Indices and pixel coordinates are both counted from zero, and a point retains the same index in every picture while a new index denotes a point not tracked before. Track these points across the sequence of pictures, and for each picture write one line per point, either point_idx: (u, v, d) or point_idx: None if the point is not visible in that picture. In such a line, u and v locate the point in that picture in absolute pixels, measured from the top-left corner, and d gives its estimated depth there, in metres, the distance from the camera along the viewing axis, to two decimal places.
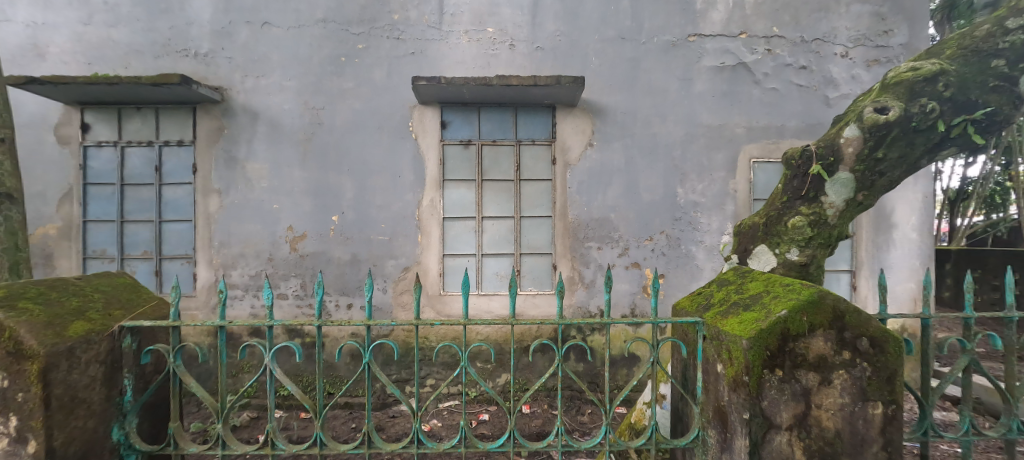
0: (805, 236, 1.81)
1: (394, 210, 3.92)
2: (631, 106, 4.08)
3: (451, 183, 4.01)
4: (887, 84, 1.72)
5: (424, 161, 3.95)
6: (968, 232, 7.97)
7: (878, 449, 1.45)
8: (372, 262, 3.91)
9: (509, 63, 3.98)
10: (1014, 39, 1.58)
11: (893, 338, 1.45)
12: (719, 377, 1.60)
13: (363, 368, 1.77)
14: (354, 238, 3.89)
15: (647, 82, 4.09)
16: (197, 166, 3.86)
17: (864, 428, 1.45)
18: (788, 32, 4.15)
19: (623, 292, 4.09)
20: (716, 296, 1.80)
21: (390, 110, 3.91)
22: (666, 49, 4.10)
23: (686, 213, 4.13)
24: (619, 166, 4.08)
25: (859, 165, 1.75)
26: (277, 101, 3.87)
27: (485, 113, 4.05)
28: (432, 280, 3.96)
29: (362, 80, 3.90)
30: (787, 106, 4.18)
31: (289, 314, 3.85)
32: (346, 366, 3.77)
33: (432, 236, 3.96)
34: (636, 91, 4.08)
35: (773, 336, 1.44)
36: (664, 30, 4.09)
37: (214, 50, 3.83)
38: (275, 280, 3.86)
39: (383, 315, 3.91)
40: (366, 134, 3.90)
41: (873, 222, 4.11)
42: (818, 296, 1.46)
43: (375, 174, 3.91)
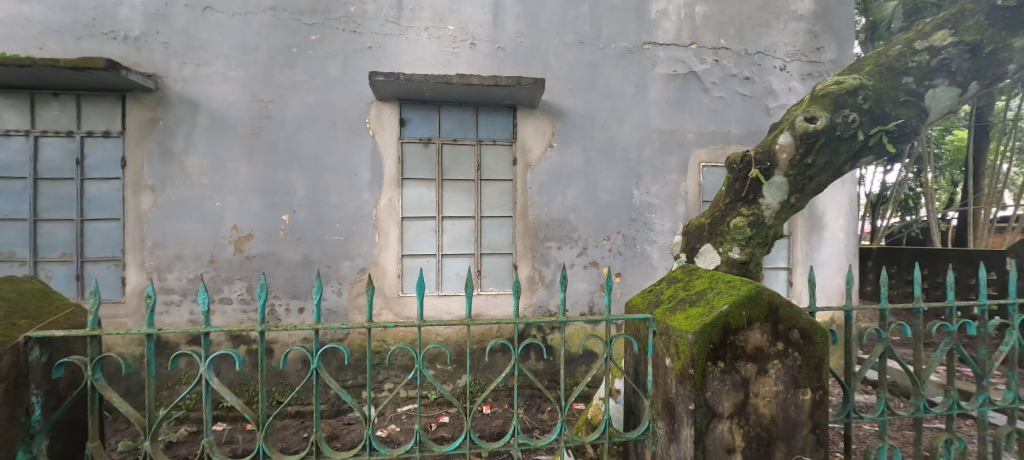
0: (745, 236, 1.94)
1: (350, 209, 3.83)
2: (589, 109, 4.19)
3: (409, 182, 3.96)
4: (816, 96, 1.86)
5: (381, 159, 3.88)
6: (886, 233, 8.74)
7: (807, 432, 1.57)
8: (326, 263, 3.80)
9: (470, 62, 3.98)
10: (920, 60, 1.76)
11: (820, 330, 1.58)
12: (668, 371, 1.68)
13: (311, 375, 1.73)
14: (306, 238, 3.77)
15: (603, 86, 4.21)
16: (127, 160, 3.61)
17: (796, 412, 1.57)
18: (733, 45, 4.40)
19: (581, 290, 4.19)
20: (665, 293, 1.87)
21: (346, 105, 3.82)
22: (622, 55, 4.23)
23: (642, 213, 4.29)
24: (578, 167, 4.17)
25: (792, 170, 1.88)
26: (220, 92, 3.69)
27: (444, 112, 4.02)
28: (390, 282, 3.90)
29: (315, 73, 3.78)
30: (732, 114, 4.43)
31: (233, 320, 3.68)
32: (297, 373, 3.64)
33: (390, 236, 3.90)
34: (595, 94, 4.19)
35: (715, 331, 1.53)
36: (621, 36, 4.23)
37: (148, 33, 3.60)
38: (217, 284, 3.67)
39: (337, 318, 3.82)
40: (319, 129, 3.79)
41: (807, 222, 4.42)
42: (755, 292, 1.57)
43: (330, 172, 3.81)
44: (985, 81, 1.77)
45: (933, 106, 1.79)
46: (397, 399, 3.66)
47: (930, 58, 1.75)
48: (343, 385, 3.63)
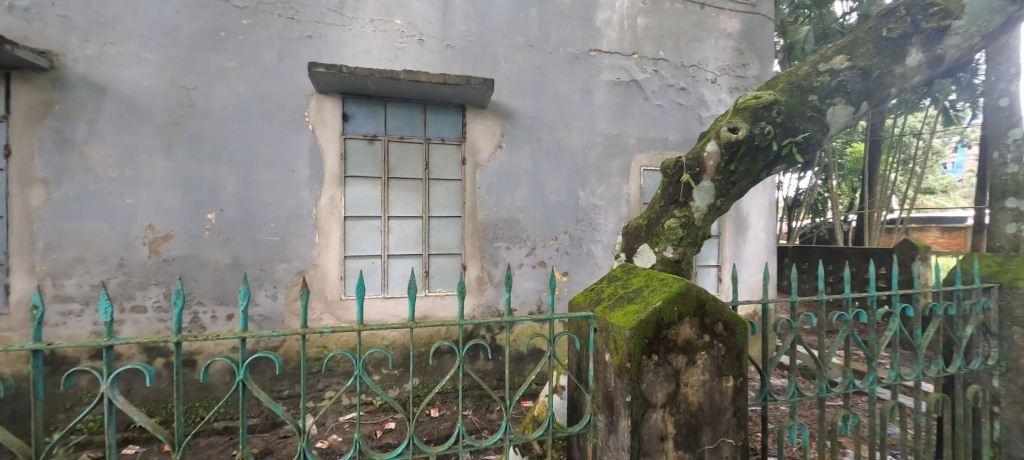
0: (677, 236, 2.07)
1: (286, 207, 3.68)
2: (538, 111, 4.28)
3: (353, 180, 3.86)
4: (738, 108, 2.00)
5: (322, 155, 3.76)
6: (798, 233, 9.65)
7: (730, 416, 1.72)
8: (258, 266, 3.62)
9: (418, 58, 3.95)
10: (822, 80, 1.97)
11: (741, 322, 1.74)
12: (607, 366, 1.76)
13: (236, 387, 1.58)
14: (235, 239, 3.57)
15: (552, 89, 4.32)
16: (11, 148, 3.19)
17: (720, 398, 1.72)
18: (671, 56, 4.67)
19: (530, 290, 4.28)
20: (606, 291, 1.95)
21: (282, 97, 3.67)
22: (569, 60, 4.37)
23: (587, 214, 4.45)
24: (526, 168, 4.26)
25: (718, 176, 2.01)
26: (131, 76, 3.40)
27: (391, 108, 3.95)
28: (332, 285, 3.79)
29: (246, 61, 3.60)
30: (669, 121, 4.71)
31: (148, 329, 3.42)
32: (224, 386, 3.45)
33: (331, 236, 3.79)
34: (543, 97, 4.29)
35: (651, 326, 1.64)
36: (568, 42, 4.36)
37: (40, 4, 3.22)
38: (129, 290, 3.38)
39: (272, 324, 3.64)
40: (251, 122, 3.61)
41: (735, 224, 4.78)
42: (685, 288, 1.69)
43: (264, 168, 3.63)
44: (876, 102, 2.00)
45: (833, 122, 1.98)
46: (339, 407, 3.55)
47: (830, 79, 1.97)
48: (278, 396, 3.49)
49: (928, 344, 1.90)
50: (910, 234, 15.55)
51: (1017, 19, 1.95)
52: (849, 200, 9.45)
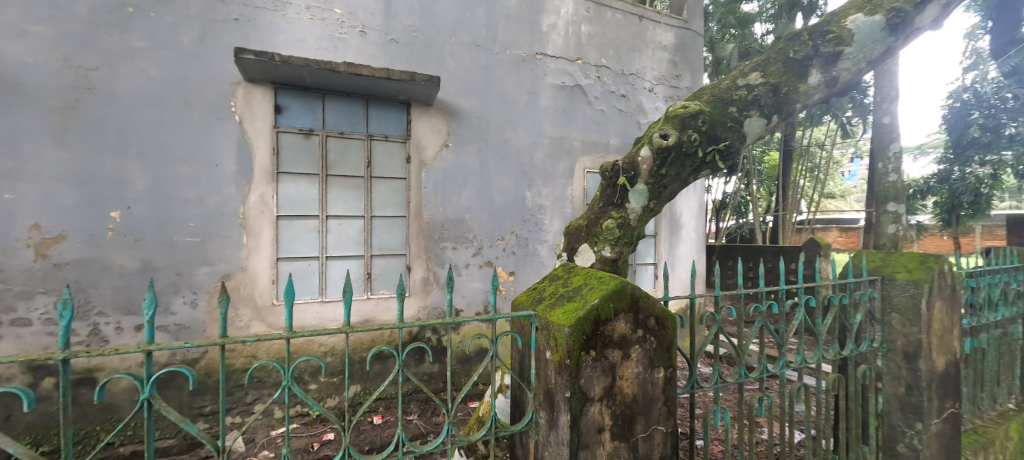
0: (614, 235, 2.18)
1: (207, 205, 3.41)
2: (484, 111, 4.33)
3: (286, 177, 3.68)
4: (668, 116, 2.13)
5: (251, 149, 3.54)
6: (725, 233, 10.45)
7: (660, 403, 1.77)
8: (175, 270, 3.32)
9: (359, 50, 3.84)
10: (740, 94, 2.17)
11: (672, 316, 1.77)
12: (548, 364, 1.67)
13: (139, 409, 1.26)
14: (146, 240, 3.24)
15: (498, 89, 4.39)
16: None
17: (652, 389, 1.74)
18: (612, 64, 4.94)
19: (477, 290, 4.32)
20: (547, 289, 1.85)
21: (204, 84, 3.40)
22: (516, 62, 4.46)
23: (533, 215, 4.57)
24: (473, 168, 4.29)
25: (651, 179, 2.14)
26: (12, 50, 2.95)
27: (330, 102, 3.82)
28: (262, 289, 3.59)
29: (160, 41, 3.28)
30: (610, 125, 4.99)
31: (35, 345, 2.98)
32: (130, 405, 3.17)
33: (261, 237, 3.59)
34: (489, 97, 4.35)
35: (586, 323, 1.60)
36: (515, 44, 4.45)
37: None
38: (8, 302, 2.93)
39: (191, 334, 3.36)
40: (166, 110, 3.29)
41: (671, 223, 5.10)
42: (619, 286, 1.67)
43: (182, 161, 3.34)
44: (785, 115, 2.21)
45: (749, 132, 2.17)
46: (272, 421, 3.40)
47: (747, 93, 2.17)
48: (199, 413, 3.28)
49: (826, 331, 2.15)
50: (815, 235, 17.38)
51: (895, 49, 2.22)
52: (767, 203, 10.36)
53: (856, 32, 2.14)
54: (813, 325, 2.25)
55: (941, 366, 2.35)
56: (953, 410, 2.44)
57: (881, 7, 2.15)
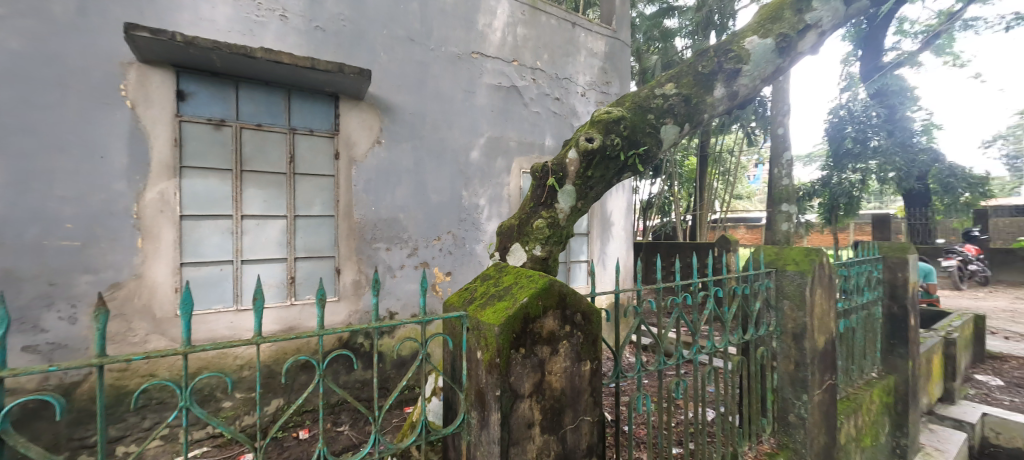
0: (544, 235, 2.24)
1: (90, 204, 2.98)
2: (419, 108, 4.28)
3: (191, 172, 3.32)
4: (594, 120, 2.21)
5: (146, 140, 3.16)
6: (654, 230, 11.34)
7: (587, 397, 1.54)
8: (48, 279, 2.86)
9: (279, 37, 3.56)
10: (658, 104, 2.31)
11: (597, 309, 1.57)
12: (479, 367, 1.33)
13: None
14: (8, 244, 2.75)
15: (434, 86, 4.36)
16: None
17: (579, 383, 1.52)
18: (547, 68, 5.19)
19: (413, 292, 4.27)
20: (478, 289, 1.52)
21: (85, 65, 2.97)
22: (452, 60, 4.47)
23: (470, 214, 4.63)
24: (408, 167, 4.22)
25: (578, 180, 2.24)
26: None
27: (244, 91, 3.53)
28: (161, 298, 3.21)
29: (25, 10, 2.79)
30: (545, 126, 5.23)
31: None
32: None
33: (161, 239, 3.21)
34: (424, 94, 4.31)
35: (517, 323, 1.30)
36: (452, 42, 4.45)
37: None
38: None
39: (68, 354, 2.90)
40: (35, 92, 2.83)
41: (602, 222, 5.41)
42: (549, 283, 1.41)
43: (57, 152, 2.89)
44: (696, 123, 2.36)
45: (664, 138, 2.30)
46: (178, 445, 3.13)
47: (663, 103, 2.31)
48: (82, 443, 2.92)
49: (732, 318, 2.37)
50: (727, 231, 19.25)
51: (783, 69, 2.47)
52: (686, 203, 11.22)
53: (752, 52, 2.35)
54: (721, 313, 2.48)
55: (821, 345, 2.70)
56: (830, 382, 2.79)
57: (771, 31, 2.37)
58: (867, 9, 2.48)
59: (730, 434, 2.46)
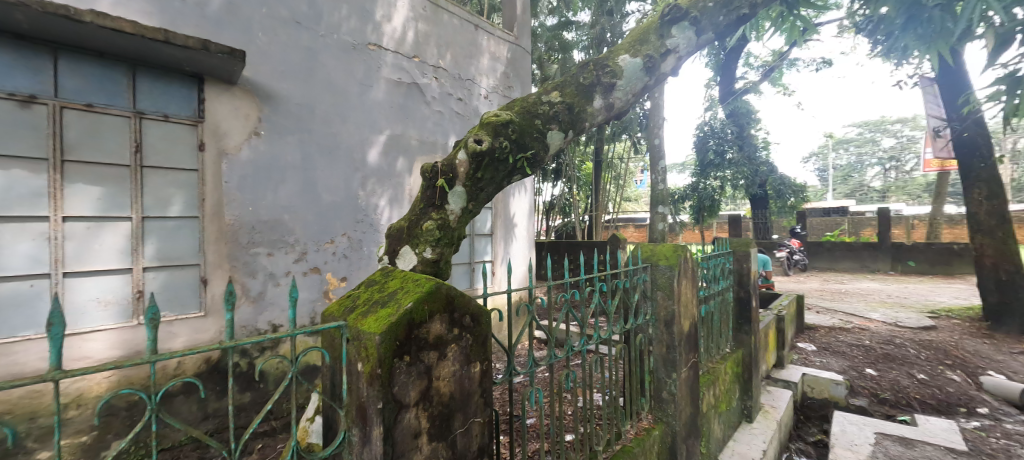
0: (434, 237, 1.98)
1: None
2: (306, 98, 3.95)
3: None
4: (482, 122, 2.05)
5: None
6: (556, 230, 11.96)
7: (478, 398, 1.54)
8: None
9: (119, 2, 3.01)
10: (543, 110, 2.26)
11: (487, 310, 1.56)
12: (360, 379, 1.25)
13: None
14: None
15: (325, 74, 4.08)
16: None
17: (469, 385, 1.50)
18: (449, 67, 5.25)
19: (301, 301, 3.92)
20: (361, 296, 1.43)
21: None
22: (345, 49, 4.24)
23: (368, 216, 4.43)
24: (293, 162, 3.86)
25: (468, 182, 2.04)
26: None
27: (67, 63, 2.93)
28: None
29: None
30: (447, 125, 5.27)
31: None
32: None
33: None
34: (312, 83, 3.99)
35: (401, 330, 1.25)
36: (344, 30, 4.21)
37: None
38: None
39: None
40: None
41: (504, 223, 5.96)
42: (436, 287, 1.37)
43: None
44: (579, 131, 2.37)
45: (551, 144, 2.25)
46: None
47: (548, 109, 2.27)
48: None
49: (615, 310, 2.56)
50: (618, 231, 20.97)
51: (650, 88, 2.59)
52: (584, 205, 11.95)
53: (625, 69, 2.46)
54: (606, 306, 2.64)
55: (687, 329, 3.04)
56: (694, 360, 3.15)
57: (640, 51, 2.52)
58: (716, 40, 2.75)
59: (615, 415, 2.64)
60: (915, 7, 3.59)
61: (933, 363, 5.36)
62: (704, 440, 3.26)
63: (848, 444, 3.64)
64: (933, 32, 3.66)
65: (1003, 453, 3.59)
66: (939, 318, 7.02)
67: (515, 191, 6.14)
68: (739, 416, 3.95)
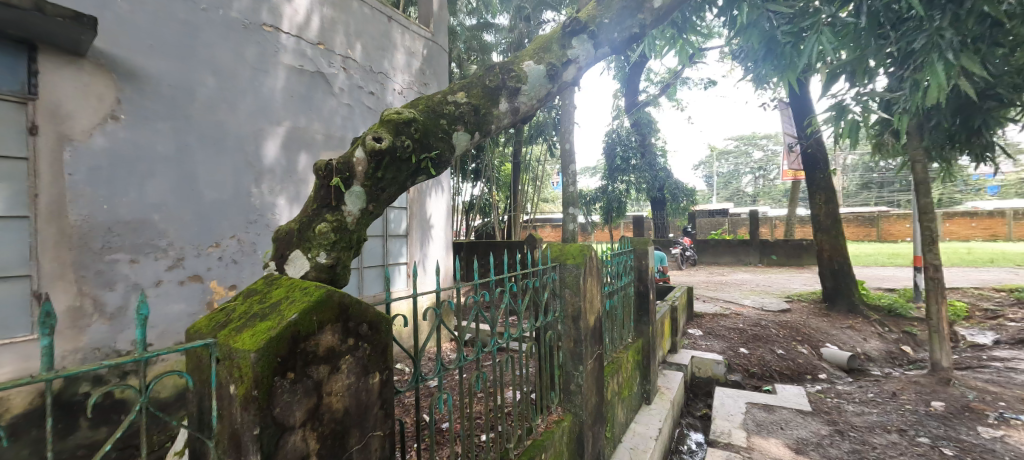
0: (329, 240, 1.83)
1: None
2: (183, 80, 3.48)
3: None
4: (383, 120, 1.95)
5: None
6: (474, 229, 11.96)
7: (378, 411, 1.45)
8: None
9: None
10: (448, 110, 2.21)
11: (386, 318, 1.47)
12: (232, 404, 1.11)
13: None
14: None
15: (207, 54, 3.63)
16: None
17: (367, 398, 1.41)
18: (359, 58, 4.99)
19: (176, 314, 3.45)
20: (237, 310, 1.27)
21: None
22: (234, 28, 3.82)
23: (262, 215, 4.04)
24: (166, 153, 3.38)
25: (368, 182, 1.92)
26: None
27: None
28: None
29: None
30: (356, 120, 4.99)
31: None
32: None
33: None
34: (191, 63, 3.53)
35: (282, 346, 1.13)
36: (232, 6, 3.80)
37: None
38: None
39: None
40: None
41: (421, 224, 5.83)
42: (326, 295, 1.26)
43: None
44: (485, 134, 2.36)
45: (456, 145, 2.22)
46: None
47: (454, 110, 2.23)
48: None
49: (525, 309, 2.57)
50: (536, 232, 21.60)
51: (554, 96, 2.67)
52: (503, 205, 12.11)
53: (529, 75, 2.50)
54: (516, 306, 2.65)
55: (592, 323, 3.18)
56: (599, 352, 3.30)
57: (543, 59, 2.58)
58: (612, 54, 2.86)
59: (526, 411, 2.68)
60: (771, 42, 4.18)
61: (787, 339, 6.28)
62: (609, 426, 3.44)
63: (725, 415, 4.08)
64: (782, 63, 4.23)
65: (836, 409, 4.28)
66: (792, 301, 8.20)
67: (430, 190, 6.01)
68: (640, 400, 4.23)
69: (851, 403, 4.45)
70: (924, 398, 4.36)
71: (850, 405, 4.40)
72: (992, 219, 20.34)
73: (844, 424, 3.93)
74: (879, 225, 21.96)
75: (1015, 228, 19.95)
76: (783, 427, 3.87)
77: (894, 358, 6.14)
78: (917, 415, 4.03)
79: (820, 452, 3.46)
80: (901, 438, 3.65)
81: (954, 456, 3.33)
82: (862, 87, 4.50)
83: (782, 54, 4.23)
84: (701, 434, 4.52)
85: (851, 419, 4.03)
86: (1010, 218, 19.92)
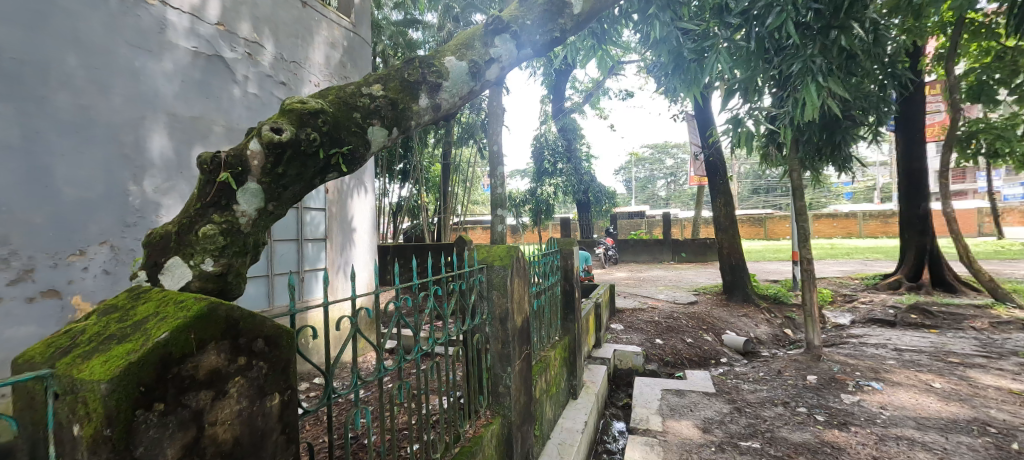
0: (217, 245, 1.57)
1: None
2: (36, 55, 2.95)
3: None
4: (284, 110, 1.76)
5: None
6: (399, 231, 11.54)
7: (278, 437, 1.27)
8: None
9: None
10: (362, 103, 2.04)
11: (286, 332, 1.28)
12: (76, 449, 0.91)
13: None
14: None
15: (69, 25, 3.11)
16: None
17: (264, 424, 1.23)
18: (267, 44, 4.56)
19: (24, 337, 2.91)
20: (88, 331, 1.06)
21: None
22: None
23: (144, 217, 3.54)
24: (11, 142, 2.84)
25: (266, 178, 1.71)
26: None
27: None
28: None
29: None
30: (264, 111, 4.57)
31: None
32: None
33: None
34: (47, 35, 3.01)
35: (147, 371, 0.94)
36: None
37: None
38: None
39: None
40: None
41: (341, 227, 5.49)
42: (208, 309, 1.07)
43: None
44: (404, 130, 2.22)
45: (373, 141, 2.06)
46: None
47: (369, 103, 2.07)
48: None
49: (452, 314, 2.43)
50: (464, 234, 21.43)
51: (477, 94, 2.59)
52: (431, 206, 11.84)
53: (451, 71, 2.42)
54: (441, 310, 2.51)
55: (519, 323, 3.14)
56: (527, 351, 3.28)
57: (465, 55, 2.50)
58: (535, 56, 2.85)
59: (452, 417, 2.57)
60: (679, 58, 4.45)
61: (695, 329, 6.76)
62: (537, 424, 3.42)
63: (643, 402, 4.26)
64: (686, 76, 4.54)
65: (735, 388, 4.65)
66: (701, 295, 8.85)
67: (352, 191, 5.67)
68: (567, 395, 4.28)
69: (746, 382, 4.86)
70: (802, 372, 4.88)
71: (746, 383, 4.81)
72: (849, 219, 23.72)
73: (741, 402, 4.27)
74: (766, 225, 24.66)
75: (865, 227, 23.43)
76: (692, 409, 4.12)
77: (778, 340, 6.90)
78: (797, 388, 4.50)
79: (722, 429, 3.71)
80: (785, 410, 4.04)
81: (825, 421, 3.74)
82: (753, 104, 4.92)
83: (688, 69, 4.49)
84: (623, 423, 4.70)
85: (746, 396, 4.40)
86: (861, 218, 23.40)
